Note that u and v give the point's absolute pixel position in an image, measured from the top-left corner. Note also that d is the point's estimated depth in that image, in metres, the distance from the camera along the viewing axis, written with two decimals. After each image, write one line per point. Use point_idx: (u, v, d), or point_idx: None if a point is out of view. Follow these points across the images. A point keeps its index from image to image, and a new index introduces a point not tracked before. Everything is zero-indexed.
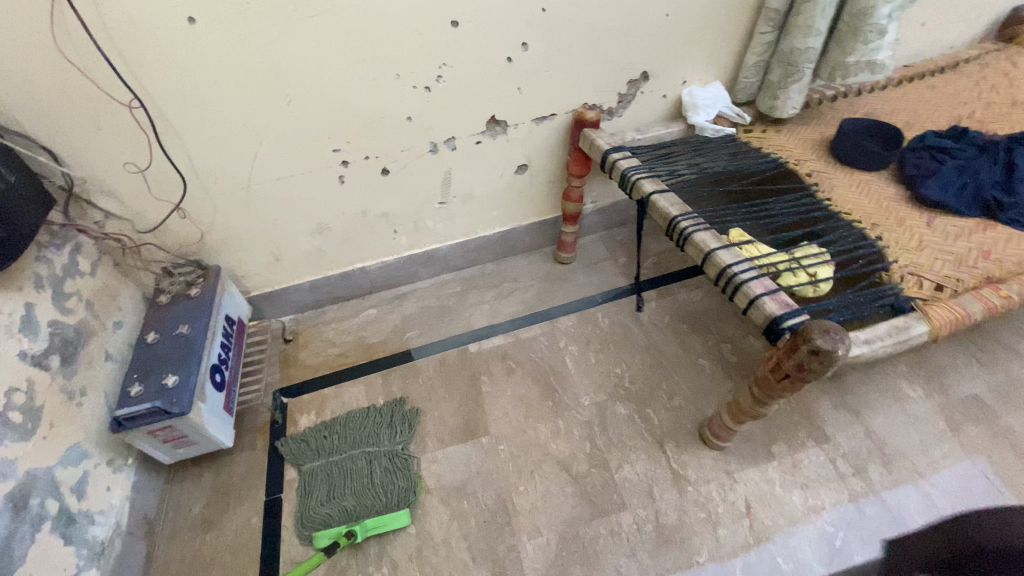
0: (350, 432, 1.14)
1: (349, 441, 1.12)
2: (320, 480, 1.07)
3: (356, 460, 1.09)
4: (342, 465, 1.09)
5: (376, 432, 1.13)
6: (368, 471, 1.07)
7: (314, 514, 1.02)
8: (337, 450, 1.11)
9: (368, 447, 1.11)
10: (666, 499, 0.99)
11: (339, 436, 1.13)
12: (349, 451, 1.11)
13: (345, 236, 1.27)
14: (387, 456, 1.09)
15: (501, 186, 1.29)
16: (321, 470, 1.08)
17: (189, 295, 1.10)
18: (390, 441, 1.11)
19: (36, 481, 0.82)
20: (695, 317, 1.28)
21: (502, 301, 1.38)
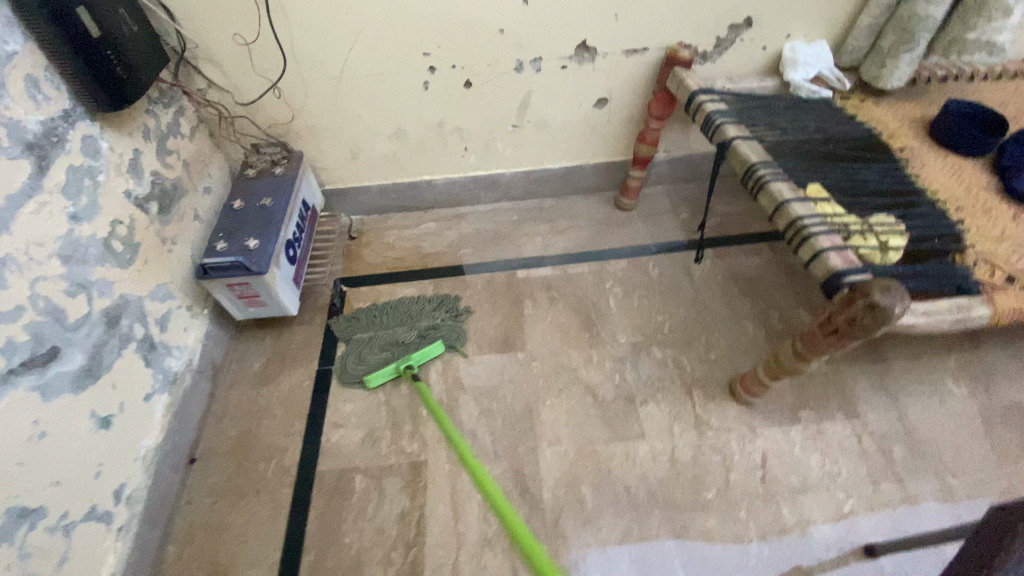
0: (392, 311, 1.24)
1: (391, 319, 1.22)
2: (365, 344, 1.18)
3: (398, 330, 1.20)
4: (386, 335, 1.20)
5: (416, 313, 1.23)
6: (409, 337, 1.19)
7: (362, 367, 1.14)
8: (381, 326, 1.22)
9: (409, 324, 1.21)
10: (684, 437, 1.03)
11: (384, 315, 1.23)
12: (392, 326, 1.21)
13: (419, 144, 1.31)
14: (426, 329, 1.20)
15: (576, 118, 1.30)
16: (367, 337, 1.20)
17: (274, 173, 1.18)
18: (429, 317, 1.23)
19: (128, 305, 0.92)
20: (747, 281, 1.28)
21: (556, 236, 1.40)
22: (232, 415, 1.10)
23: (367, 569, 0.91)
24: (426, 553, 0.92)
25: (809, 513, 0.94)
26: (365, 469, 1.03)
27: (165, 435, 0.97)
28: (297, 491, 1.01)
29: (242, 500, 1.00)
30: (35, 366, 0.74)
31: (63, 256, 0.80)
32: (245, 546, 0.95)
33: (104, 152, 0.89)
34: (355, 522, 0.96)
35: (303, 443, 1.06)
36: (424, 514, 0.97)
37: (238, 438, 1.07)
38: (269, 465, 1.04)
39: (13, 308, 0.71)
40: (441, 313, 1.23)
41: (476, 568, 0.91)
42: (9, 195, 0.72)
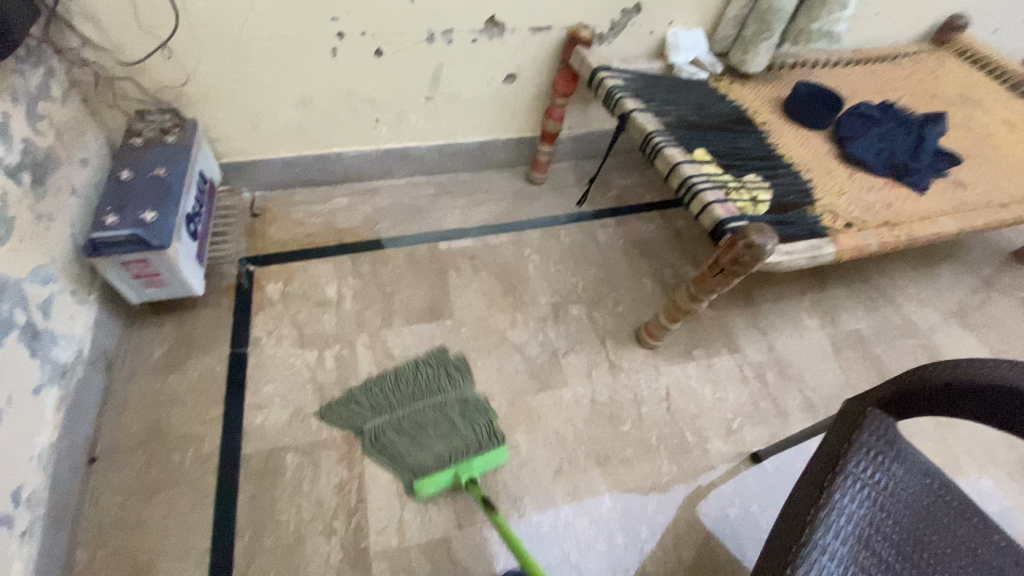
0: (409, 386, 1.08)
1: (408, 394, 1.07)
2: (392, 434, 1.02)
3: (422, 410, 1.05)
4: (412, 416, 1.04)
5: (436, 387, 1.09)
6: (445, 420, 1.04)
7: (404, 466, 0.98)
8: (398, 405, 1.06)
9: (434, 401, 1.07)
10: (601, 380, 1.14)
11: (398, 391, 1.08)
12: (412, 403, 1.06)
13: (328, 114, 1.26)
14: (457, 405, 1.06)
15: (488, 93, 1.34)
16: (389, 426, 1.03)
17: (165, 142, 1.08)
18: (454, 389, 1.09)
19: (6, 288, 0.81)
20: (644, 244, 1.42)
21: (473, 209, 1.45)
22: (135, 407, 1.01)
23: (309, 541, 0.90)
24: (370, 516, 0.94)
25: (706, 433, 1.10)
26: (297, 445, 1.00)
27: (60, 432, 0.87)
28: (223, 476, 0.96)
29: (158, 494, 0.93)
30: None
31: None
32: (168, 540, 0.89)
33: None
34: (291, 498, 0.94)
35: (223, 428, 1.01)
36: (364, 480, 0.97)
37: (146, 430, 0.99)
38: (186, 455, 0.97)
39: None
40: (469, 386, 1.10)
41: (422, 523, 0.94)
42: None
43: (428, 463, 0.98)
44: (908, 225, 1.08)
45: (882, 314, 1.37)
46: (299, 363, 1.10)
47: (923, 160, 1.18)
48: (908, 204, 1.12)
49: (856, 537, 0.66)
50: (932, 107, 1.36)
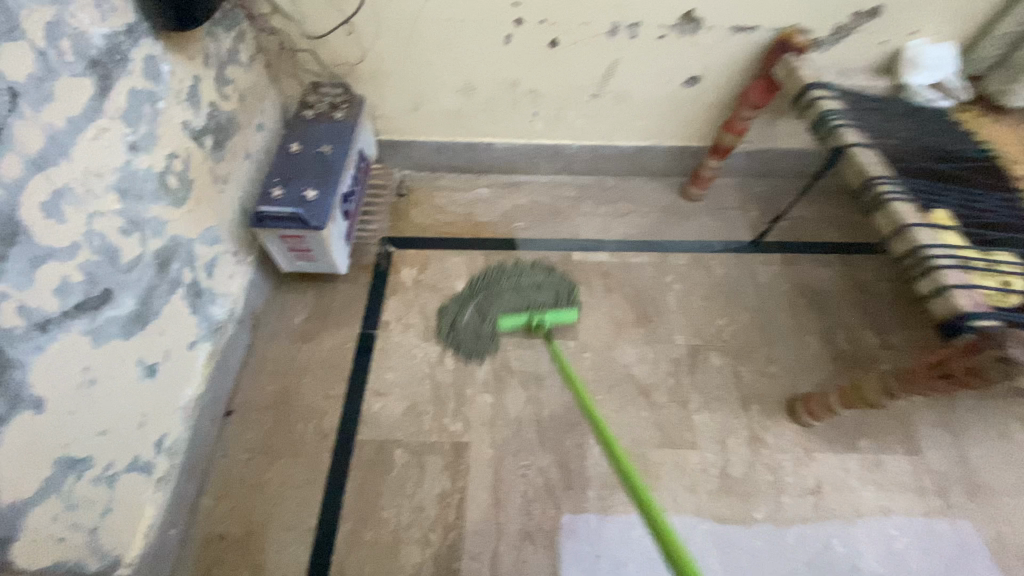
0: (490, 279, 1.17)
1: (490, 283, 1.16)
2: (472, 313, 1.13)
3: (499, 291, 1.15)
4: (489, 297, 1.14)
5: (513, 273, 1.18)
6: (520, 296, 1.14)
7: (482, 336, 1.10)
8: (478, 289, 1.16)
9: (512, 281, 1.16)
10: (736, 451, 1.00)
11: (481, 282, 1.17)
12: (493, 286, 1.16)
13: (487, 101, 1.20)
14: (531, 282, 1.17)
15: (662, 95, 1.19)
16: (470, 306, 1.14)
17: (333, 117, 1.09)
18: (529, 273, 1.19)
19: (178, 248, 0.85)
20: (814, 294, 1.20)
21: (616, 219, 1.32)
22: (271, 369, 1.06)
23: (405, 547, 0.90)
24: (465, 537, 0.91)
25: (858, 548, 0.92)
26: (406, 443, 0.99)
27: (205, 385, 0.93)
28: (336, 457, 0.98)
29: (279, 459, 0.97)
30: (88, 309, 0.68)
31: (119, 190, 0.73)
32: (281, 508, 0.93)
33: (166, 77, 0.80)
34: (393, 497, 0.94)
35: (343, 407, 1.03)
36: (465, 497, 0.94)
37: (277, 394, 1.04)
38: (308, 427, 1.00)
39: (70, 245, 0.65)
40: (541, 272, 1.19)
41: (516, 560, 0.89)
42: (73, 117, 0.65)
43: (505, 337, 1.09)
44: None
45: None
46: (420, 357, 1.09)
47: None
48: None
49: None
50: None
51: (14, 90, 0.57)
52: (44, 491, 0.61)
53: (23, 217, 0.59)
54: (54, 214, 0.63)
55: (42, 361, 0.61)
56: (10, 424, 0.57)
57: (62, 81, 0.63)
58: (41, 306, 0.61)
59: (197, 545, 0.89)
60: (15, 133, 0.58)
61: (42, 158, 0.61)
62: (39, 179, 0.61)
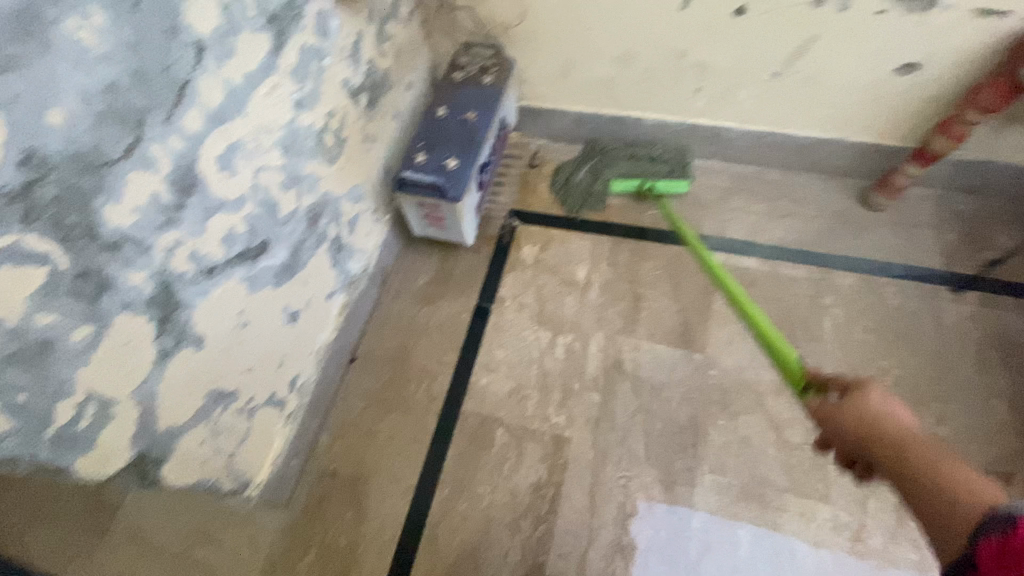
0: (606, 146, 1.23)
1: (607, 148, 1.22)
2: (588, 173, 1.21)
3: (615, 154, 1.21)
4: (606, 158, 1.21)
5: (630, 142, 1.22)
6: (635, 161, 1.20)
7: (596, 194, 1.19)
8: (594, 151, 1.23)
9: (628, 148, 1.21)
10: (878, 517, 0.86)
11: (598, 149, 1.23)
12: (612, 152, 1.22)
13: (644, 74, 1.08)
14: (648, 151, 1.20)
15: (862, 81, 0.98)
16: (586, 166, 1.22)
17: (482, 82, 1.05)
18: (646, 142, 1.22)
19: (327, 204, 0.88)
20: (1019, 350, 0.97)
21: (771, 221, 1.15)
22: (392, 326, 1.10)
23: (495, 528, 0.90)
24: (555, 533, 0.89)
25: None
26: (509, 424, 0.98)
27: (335, 334, 0.99)
28: (441, 423, 1.00)
29: (390, 414, 1.02)
30: (247, 258, 0.73)
31: (283, 146, 0.75)
32: (387, 461, 0.98)
33: (333, 34, 0.81)
34: (490, 475, 0.94)
35: (453, 376, 1.04)
36: (560, 493, 0.92)
37: (394, 351, 1.08)
38: (419, 389, 1.04)
39: (237, 197, 0.68)
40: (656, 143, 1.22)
41: (604, 570, 0.86)
42: (249, 73, 0.66)
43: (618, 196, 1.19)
44: None
45: None
46: (532, 340, 1.06)
47: None
48: None
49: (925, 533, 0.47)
50: None
51: (201, 44, 0.59)
52: (196, 418, 0.68)
53: (199, 170, 0.62)
54: (227, 168, 0.66)
55: (206, 304, 0.67)
56: (173, 359, 0.63)
57: (243, 36, 0.64)
58: (209, 254, 0.66)
59: (313, 476, 0.97)
60: (199, 87, 0.60)
61: (220, 113, 0.63)
62: (216, 133, 0.63)
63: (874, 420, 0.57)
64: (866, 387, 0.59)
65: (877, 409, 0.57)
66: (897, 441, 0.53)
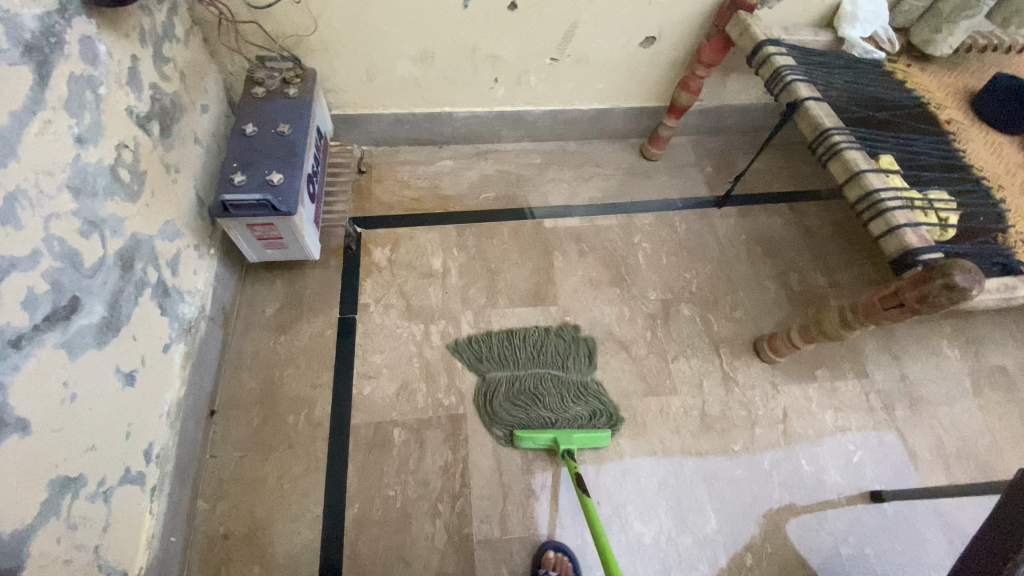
0: (533, 347, 1.09)
1: (530, 356, 1.07)
2: (502, 385, 1.03)
3: (537, 374, 1.05)
4: (530, 380, 1.05)
5: (556, 362, 1.08)
6: (558, 392, 1.04)
7: (507, 421, 1.00)
8: (521, 364, 1.06)
9: (556, 371, 1.06)
10: (713, 393, 1.08)
11: (521, 349, 1.08)
12: (531, 366, 1.06)
13: (445, 70, 1.17)
14: (580, 389, 1.05)
15: (621, 56, 1.20)
16: (506, 378, 1.05)
17: (287, 94, 1.03)
18: (575, 368, 1.07)
19: (140, 246, 0.79)
20: (769, 242, 1.29)
21: (581, 183, 1.34)
22: (250, 364, 1.03)
23: (415, 520, 0.92)
24: (473, 503, 0.94)
25: (823, 463, 1.03)
26: (402, 421, 1.00)
27: (185, 388, 0.89)
28: (332, 442, 0.97)
29: (273, 453, 0.95)
30: (60, 320, 0.63)
31: (72, 188, 0.66)
32: (283, 501, 0.92)
33: (104, 59, 0.73)
34: (397, 474, 0.95)
35: (333, 394, 1.01)
36: (468, 466, 0.97)
37: (262, 388, 1.01)
38: (299, 418, 0.99)
39: (29, 253, 0.59)
40: (587, 371, 1.07)
41: (524, 517, 0.93)
42: (11, 110, 0.58)
43: (533, 422, 0.99)
44: None
45: None
46: (405, 336, 1.08)
47: None
48: None
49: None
50: None
51: None
52: (44, 515, 0.58)
53: None
54: (11, 221, 0.56)
55: (23, 378, 0.57)
56: None
57: None
58: (11, 320, 0.56)
59: (199, 549, 0.87)
60: None
61: None
62: None
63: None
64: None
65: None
66: None
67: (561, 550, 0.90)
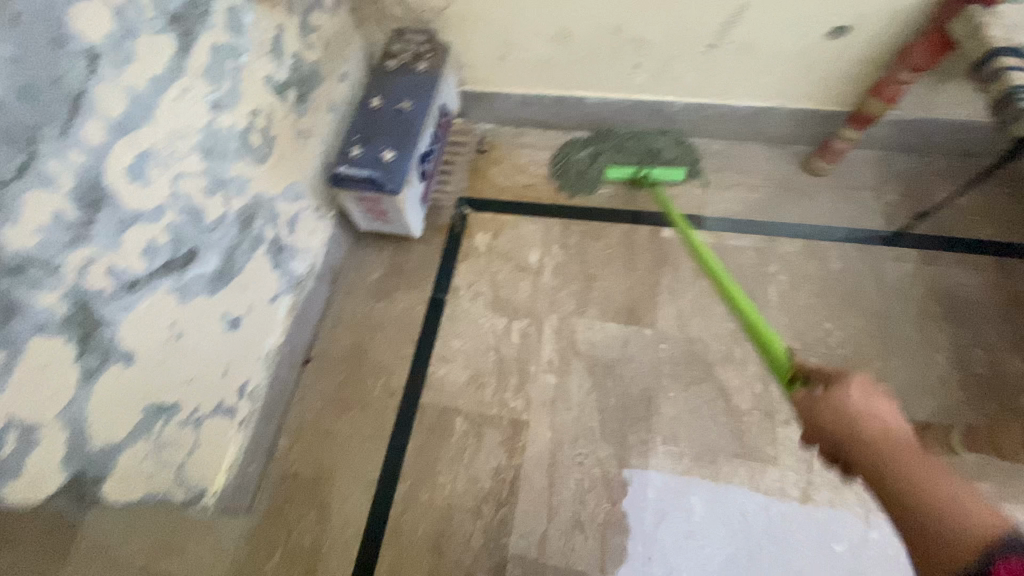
0: (615, 132, 1.21)
1: (611, 135, 1.21)
2: (585, 159, 1.20)
3: (618, 141, 1.20)
4: (610, 144, 1.20)
5: (637, 136, 1.20)
6: (638, 146, 1.19)
7: (592, 181, 1.18)
8: (601, 137, 1.21)
9: (637, 132, 1.21)
10: (823, 473, 0.89)
11: (602, 139, 1.21)
12: (611, 136, 1.21)
13: (582, 51, 1.07)
14: (658, 148, 1.18)
15: (796, 48, 0.99)
16: (590, 152, 1.20)
17: (416, 69, 1.03)
18: (653, 136, 1.20)
19: (261, 205, 0.87)
20: (955, 303, 1.00)
21: (717, 192, 1.16)
22: (346, 323, 1.10)
23: (456, 515, 0.92)
24: (515, 515, 0.91)
25: None
26: (467, 413, 0.99)
27: (285, 337, 0.98)
28: (400, 417, 1.00)
29: (348, 412, 1.02)
30: (175, 268, 0.71)
31: (203, 150, 0.73)
32: (347, 459, 0.98)
33: (248, 29, 0.78)
34: (450, 464, 0.96)
35: (410, 370, 1.04)
36: (519, 476, 0.94)
37: (350, 349, 1.07)
38: (376, 384, 1.04)
39: (154, 207, 0.67)
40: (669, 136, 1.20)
41: (564, 546, 0.88)
42: (154, 77, 0.64)
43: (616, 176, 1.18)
44: None
45: None
46: (487, 327, 1.06)
47: None
48: None
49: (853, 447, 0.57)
50: None
51: (94, 51, 0.56)
52: (135, 433, 0.68)
53: (106, 181, 0.60)
54: (139, 178, 0.64)
55: (132, 317, 0.65)
56: (100, 377, 0.62)
57: (143, 40, 0.62)
58: (129, 266, 0.64)
59: (274, 480, 0.97)
60: (95, 97, 0.57)
61: (124, 122, 0.61)
62: (122, 143, 0.61)
63: (851, 416, 0.57)
64: (847, 384, 0.58)
65: (858, 409, 0.57)
66: (877, 439, 0.54)
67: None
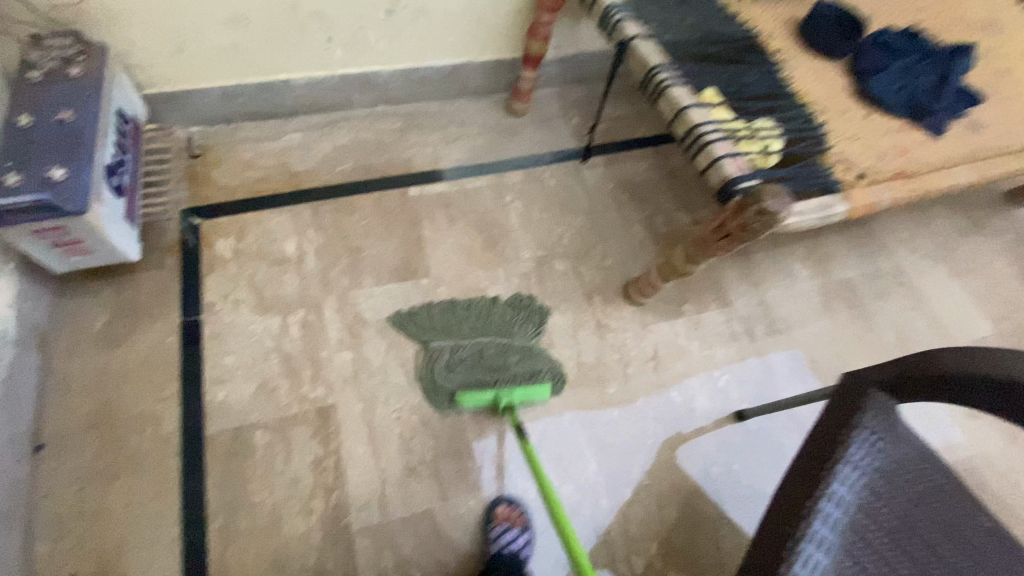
0: (477, 314, 1.07)
1: (475, 325, 1.06)
2: (443, 350, 1.02)
3: (484, 343, 1.04)
4: (473, 345, 1.03)
5: (508, 324, 1.08)
6: (500, 353, 1.03)
7: (446, 383, 0.99)
8: (465, 330, 1.05)
9: (501, 336, 1.06)
10: (588, 342, 1.09)
11: (465, 318, 1.06)
12: (474, 334, 1.05)
13: (267, 33, 1.05)
14: (523, 347, 1.05)
15: (462, 6, 1.13)
16: (449, 344, 1.03)
17: (67, 73, 0.88)
18: (524, 337, 1.07)
19: None
20: (637, 187, 1.30)
21: (447, 146, 1.28)
22: (79, 386, 0.91)
23: (287, 523, 0.87)
24: (349, 493, 0.90)
25: (692, 393, 1.08)
26: (265, 422, 0.93)
27: None
28: (186, 458, 0.89)
29: (117, 481, 0.86)
30: None
31: None
32: (133, 528, 0.84)
33: None
34: (263, 479, 0.89)
35: (182, 405, 0.93)
36: (341, 457, 0.93)
37: (96, 412, 0.90)
38: (145, 437, 0.90)
39: None
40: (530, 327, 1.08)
41: (404, 497, 0.92)
42: None
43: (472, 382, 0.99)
44: (922, 177, 0.93)
45: (875, 262, 1.31)
46: (261, 331, 1.00)
47: (945, 100, 0.97)
48: (924, 151, 0.95)
49: (842, 545, 0.59)
50: (970, 16, 1.15)
51: None
52: None
53: None
54: None
55: None
56: None
57: None
58: None
59: None
60: None
61: None
62: None
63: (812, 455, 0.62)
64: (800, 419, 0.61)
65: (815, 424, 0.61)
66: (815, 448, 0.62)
67: (511, 501, 0.93)
